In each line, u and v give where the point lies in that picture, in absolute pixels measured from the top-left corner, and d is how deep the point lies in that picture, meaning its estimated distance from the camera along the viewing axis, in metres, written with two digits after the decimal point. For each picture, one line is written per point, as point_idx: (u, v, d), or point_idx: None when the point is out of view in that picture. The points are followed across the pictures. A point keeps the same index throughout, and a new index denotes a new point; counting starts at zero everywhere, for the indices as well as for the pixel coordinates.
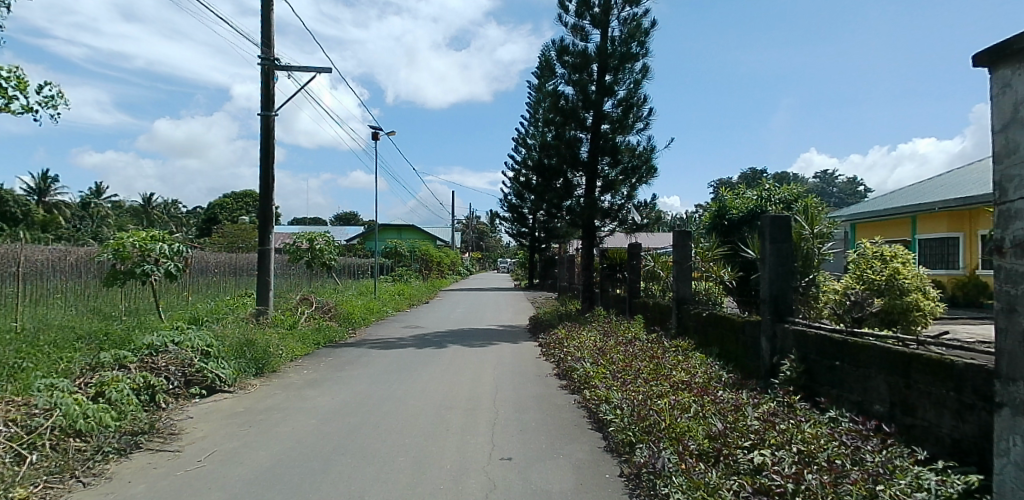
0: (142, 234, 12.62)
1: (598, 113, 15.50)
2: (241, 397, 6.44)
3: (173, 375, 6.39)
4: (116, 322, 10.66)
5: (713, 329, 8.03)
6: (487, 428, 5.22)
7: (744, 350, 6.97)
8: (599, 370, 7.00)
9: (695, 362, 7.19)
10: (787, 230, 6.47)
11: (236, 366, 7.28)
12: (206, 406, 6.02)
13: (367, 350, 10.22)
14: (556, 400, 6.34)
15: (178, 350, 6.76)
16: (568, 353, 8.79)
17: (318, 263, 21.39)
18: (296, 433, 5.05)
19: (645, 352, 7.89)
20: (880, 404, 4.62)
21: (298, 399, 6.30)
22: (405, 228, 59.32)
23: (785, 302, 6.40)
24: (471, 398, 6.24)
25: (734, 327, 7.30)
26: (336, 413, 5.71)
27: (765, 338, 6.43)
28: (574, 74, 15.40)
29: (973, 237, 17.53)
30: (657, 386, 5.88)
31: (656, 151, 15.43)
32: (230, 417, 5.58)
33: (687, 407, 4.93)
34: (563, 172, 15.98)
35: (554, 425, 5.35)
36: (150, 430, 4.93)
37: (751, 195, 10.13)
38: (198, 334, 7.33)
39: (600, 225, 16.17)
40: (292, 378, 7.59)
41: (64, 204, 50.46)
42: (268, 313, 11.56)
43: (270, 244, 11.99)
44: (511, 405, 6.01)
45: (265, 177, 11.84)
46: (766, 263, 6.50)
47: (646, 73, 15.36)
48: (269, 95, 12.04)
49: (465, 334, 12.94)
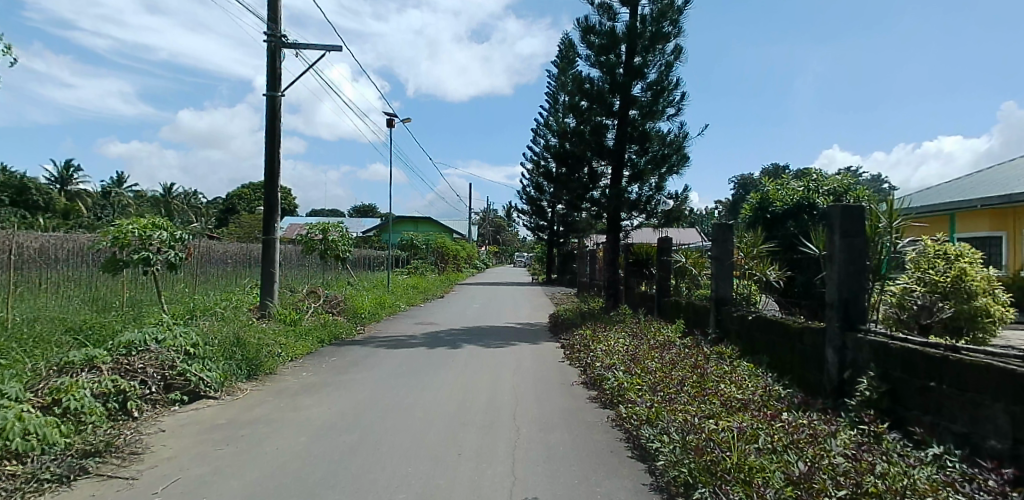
0: (143, 221, 11.97)
1: (626, 98, 14.49)
2: (225, 405, 5.64)
3: (151, 378, 5.63)
4: (111, 314, 10.03)
5: (762, 334, 7.11)
6: (505, 455, 4.36)
7: (803, 362, 6.03)
8: (634, 381, 6.10)
9: (745, 374, 6.26)
10: (859, 222, 5.52)
11: (225, 369, 6.52)
12: (184, 416, 5.23)
13: (373, 350, 9.43)
14: (585, 417, 5.48)
15: (159, 350, 6.02)
16: (595, 358, 7.87)
17: (331, 254, 20.74)
18: (278, 457, 4.22)
19: (684, 360, 6.96)
20: (998, 439, 3.65)
21: (290, 410, 5.49)
22: (422, 221, 58.89)
23: (857, 307, 5.44)
24: (485, 413, 5.39)
25: (790, 335, 6.37)
26: (329, 429, 4.90)
27: (832, 350, 5.50)
28: (600, 55, 14.43)
29: (1017, 237, 16.14)
30: (707, 405, 4.98)
31: (688, 138, 14.42)
32: (207, 431, 4.78)
33: (752, 437, 4.01)
34: (587, 160, 15.03)
35: (586, 453, 4.48)
36: (108, 449, 4.14)
37: (796, 186, 9.23)
38: (184, 331, 6.57)
39: (627, 218, 15.16)
40: (289, 382, 6.81)
41: (85, 193, 50.87)
42: (272, 307, 10.85)
43: (275, 233, 11.28)
44: (534, 424, 5.14)
45: (271, 161, 11.10)
46: (835, 261, 5.55)
47: (678, 54, 14.38)
48: (274, 74, 11.27)
49: (480, 332, 12.07)
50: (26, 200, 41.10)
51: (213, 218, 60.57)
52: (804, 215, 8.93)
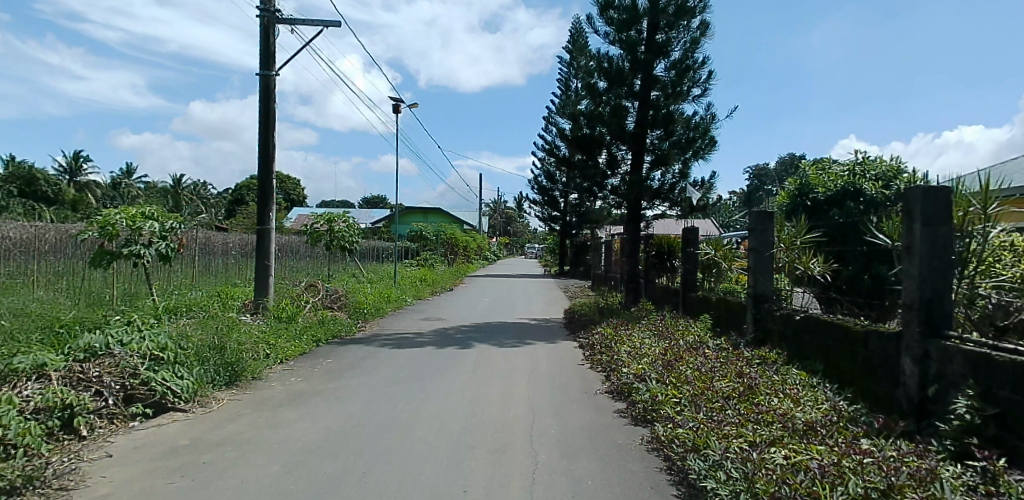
0: (132, 210, 11.23)
1: (647, 77, 13.52)
2: (195, 421, 4.85)
3: (108, 389, 4.84)
4: (91, 309, 9.29)
5: (813, 338, 6.21)
6: (519, 493, 3.49)
7: (871, 374, 5.12)
8: (669, 393, 5.23)
9: (801, 386, 5.37)
10: (945, 207, 4.58)
11: (199, 376, 5.73)
12: (142, 436, 4.43)
13: (374, 350, 8.62)
14: (614, 438, 4.61)
15: (120, 354, 5.23)
16: (620, 362, 6.99)
17: (337, 245, 19.98)
18: (238, 495, 3.39)
19: (724, 366, 6.07)
20: None
21: (268, 427, 4.68)
22: (433, 212, 58.28)
23: (941, 310, 4.52)
24: (496, 435, 4.56)
25: (851, 339, 5.48)
26: (311, 454, 4.08)
27: (910, 360, 4.59)
28: (621, 31, 13.48)
29: None
30: (767, 429, 4.09)
31: (715, 121, 13.40)
32: (162, 457, 3.97)
33: (839, 480, 3.12)
34: (605, 144, 14.08)
35: (621, 490, 3.60)
36: (29, 485, 3.33)
37: (841, 170, 8.24)
38: (153, 332, 5.79)
39: (649, 207, 14.24)
40: (272, 390, 5.99)
41: (95, 185, 50.60)
42: (266, 302, 10.10)
43: (270, 223, 10.52)
44: (554, 449, 4.30)
45: (265, 146, 10.36)
46: (914, 254, 4.65)
47: (704, 30, 13.37)
48: (267, 52, 10.46)
49: (490, 330, 11.20)
50: (35, 192, 40.99)
51: (222, 209, 60.29)
52: (849, 201, 7.95)
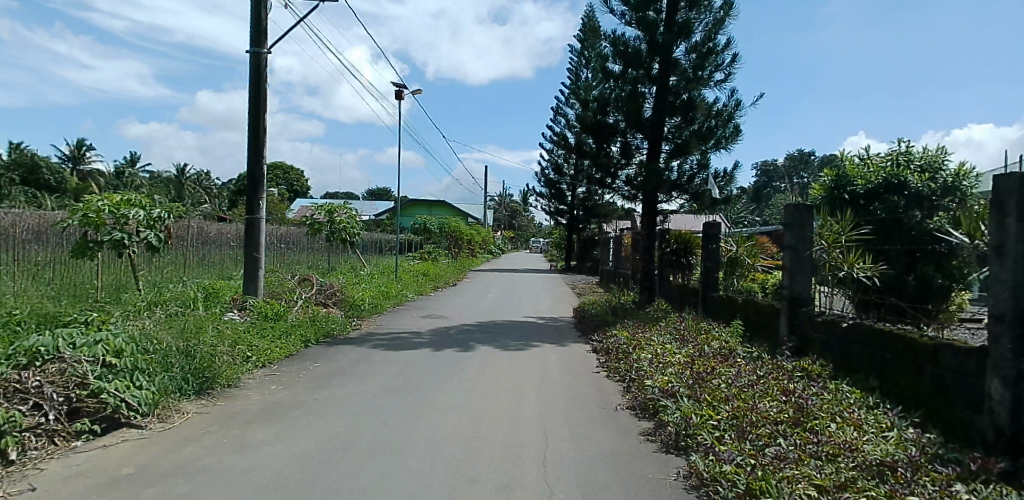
0: (116, 197, 10.50)
1: (666, 61, 12.72)
2: (150, 441, 4.13)
3: (49, 402, 4.12)
4: (63, 302, 8.58)
5: (865, 349, 5.44)
6: None
7: (947, 396, 4.32)
8: (706, 415, 4.47)
9: (858, 408, 4.59)
10: None
11: (163, 385, 5.02)
12: (81, 461, 3.71)
13: (368, 352, 7.89)
14: (643, 471, 3.86)
15: (69, 360, 4.51)
16: (641, 373, 6.23)
17: (338, 238, 19.26)
18: None
19: (764, 381, 5.32)
20: None
21: (233, 452, 3.95)
22: (437, 205, 57.71)
23: None
24: (501, 466, 3.80)
25: (915, 353, 4.71)
26: (276, 492, 3.32)
27: (997, 382, 3.81)
28: (638, 11, 12.67)
29: None
30: (836, 470, 3.32)
31: (739, 108, 12.59)
32: (94, 492, 3.25)
33: None
34: (619, 132, 13.29)
35: None
36: None
37: (883, 159, 7.15)
38: (112, 333, 5.07)
39: (665, 199, 13.44)
40: (246, 402, 5.26)
41: (98, 173, 50.05)
42: (253, 299, 9.39)
43: (260, 213, 9.79)
44: (573, 487, 3.53)
45: (256, 129, 9.64)
46: (1006, 255, 3.88)
47: (728, 11, 12.56)
48: (258, 27, 9.69)
49: (494, 330, 10.46)
50: (38, 180, 40.56)
51: (225, 199, 59.73)
52: (892, 195, 6.78)
